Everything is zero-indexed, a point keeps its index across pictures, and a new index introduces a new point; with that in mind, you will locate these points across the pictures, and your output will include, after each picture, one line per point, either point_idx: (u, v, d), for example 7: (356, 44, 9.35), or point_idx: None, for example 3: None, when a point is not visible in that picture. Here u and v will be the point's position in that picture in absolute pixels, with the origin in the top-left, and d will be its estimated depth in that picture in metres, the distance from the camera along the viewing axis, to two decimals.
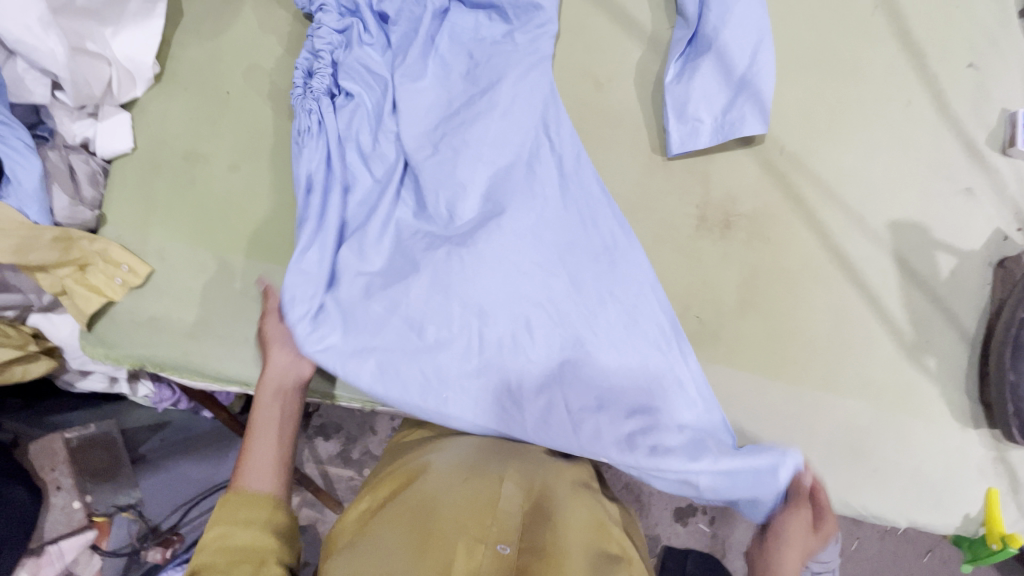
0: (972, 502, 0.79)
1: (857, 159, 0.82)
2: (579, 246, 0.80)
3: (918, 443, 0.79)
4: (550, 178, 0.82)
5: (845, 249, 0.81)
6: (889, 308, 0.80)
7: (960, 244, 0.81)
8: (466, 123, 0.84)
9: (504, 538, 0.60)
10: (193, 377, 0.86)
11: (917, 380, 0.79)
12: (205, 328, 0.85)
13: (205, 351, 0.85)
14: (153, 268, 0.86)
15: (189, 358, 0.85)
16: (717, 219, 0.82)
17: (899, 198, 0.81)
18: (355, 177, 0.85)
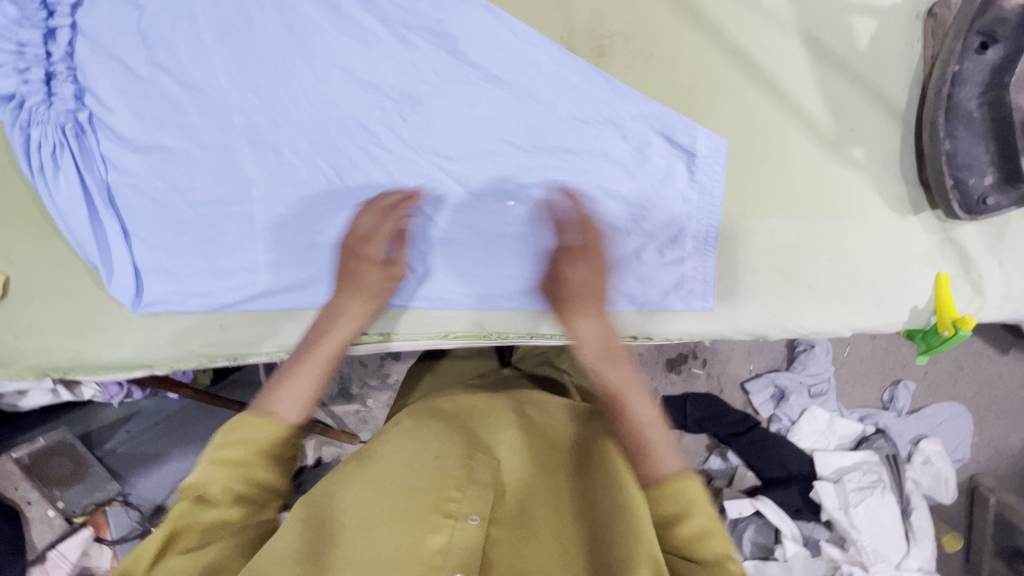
0: (919, 291, 0.66)
1: (817, 11, 0.61)
2: (484, 154, 0.66)
3: (876, 257, 0.65)
4: (426, 72, 0.64)
5: (829, 123, 0.63)
6: (887, 190, 0.64)
7: (870, 22, 0.61)
8: (294, 14, 0.64)
9: (478, 507, 0.51)
10: (101, 375, 0.76)
11: (918, 268, 0.66)
12: (85, 321, 0.74)
13: (98, 345, 0.74)
14: (4, 275, 0.73)
15: (82, 357, 0.75)
16: (587, 48, 0.63)
17: (836, 53, 0.62)
18: (173, 110, 0.68)
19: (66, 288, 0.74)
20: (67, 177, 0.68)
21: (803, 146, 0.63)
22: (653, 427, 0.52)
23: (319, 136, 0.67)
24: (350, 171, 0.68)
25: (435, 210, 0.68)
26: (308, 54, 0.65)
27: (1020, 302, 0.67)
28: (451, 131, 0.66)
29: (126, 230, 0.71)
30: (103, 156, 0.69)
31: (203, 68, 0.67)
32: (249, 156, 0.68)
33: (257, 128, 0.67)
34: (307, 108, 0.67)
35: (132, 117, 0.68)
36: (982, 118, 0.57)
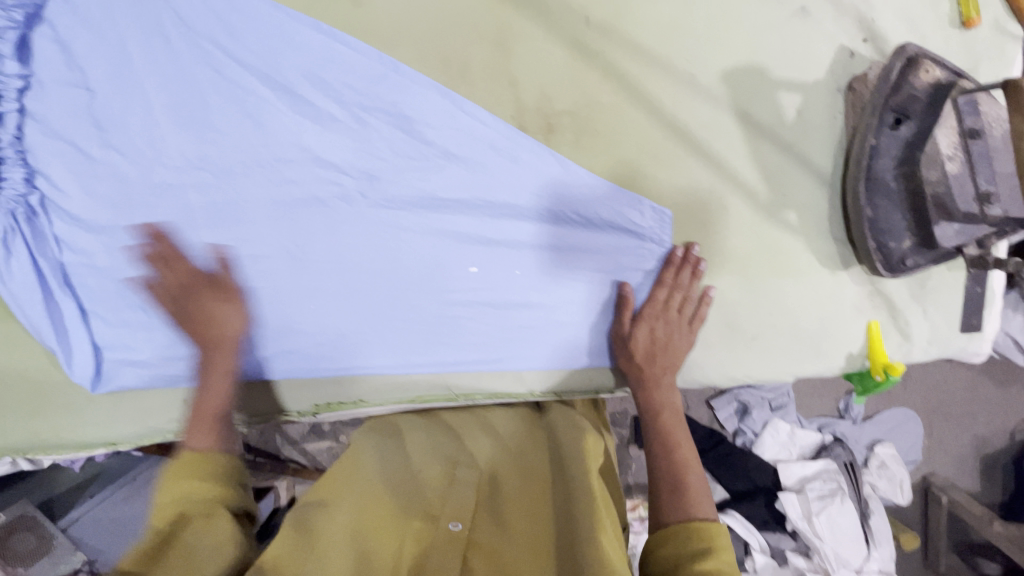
0: (853, 339, 0.72)
1: (752, 88, 0.65)
2: (445, 226, 0.68)
3: (812, 310, 0.71)
4: (384, 151, 0.66)
5: (766, 190, 0.68)
6: (822, 249, 0.69)
7: (795, 97, 0.66)
8: (247, 95, 0.64)
9: (457, 513, 0.52)
10: (60, 454, 0.75)
11: (852, 318, 0.71)
12: (44, 402, 0.73)
13: (57, 424, 0.73)
14: None
15: (40, 437, 0.73)
16: (537, 126, 0.66)
17: (767, 126, 0.66)
18: (127, 190, 0.67)
19: (20, 370, 0.72)
20: (21, 262, 0.67)
21: (741, 211, 0.68)
22: (686, 474, 0.58)
23: (278, 213, 0.68)
24: (310, 247, 0.69)
25: (399, 279, 0.69)
26: (264, 134, 0.66)
27: (945, 345, 0.72)
28: (410, 206, 0.68)
29: (85, 308, 0.70)
30: (56, 239, 0.68)
31: (157, 149, 0.66)
32: (207, 234, 0.68)
33: (215, 207, 0.68)
34: (263, 186, 0.67)
35: (87, 198, 0.68)
36: (900, 189, 0.62)
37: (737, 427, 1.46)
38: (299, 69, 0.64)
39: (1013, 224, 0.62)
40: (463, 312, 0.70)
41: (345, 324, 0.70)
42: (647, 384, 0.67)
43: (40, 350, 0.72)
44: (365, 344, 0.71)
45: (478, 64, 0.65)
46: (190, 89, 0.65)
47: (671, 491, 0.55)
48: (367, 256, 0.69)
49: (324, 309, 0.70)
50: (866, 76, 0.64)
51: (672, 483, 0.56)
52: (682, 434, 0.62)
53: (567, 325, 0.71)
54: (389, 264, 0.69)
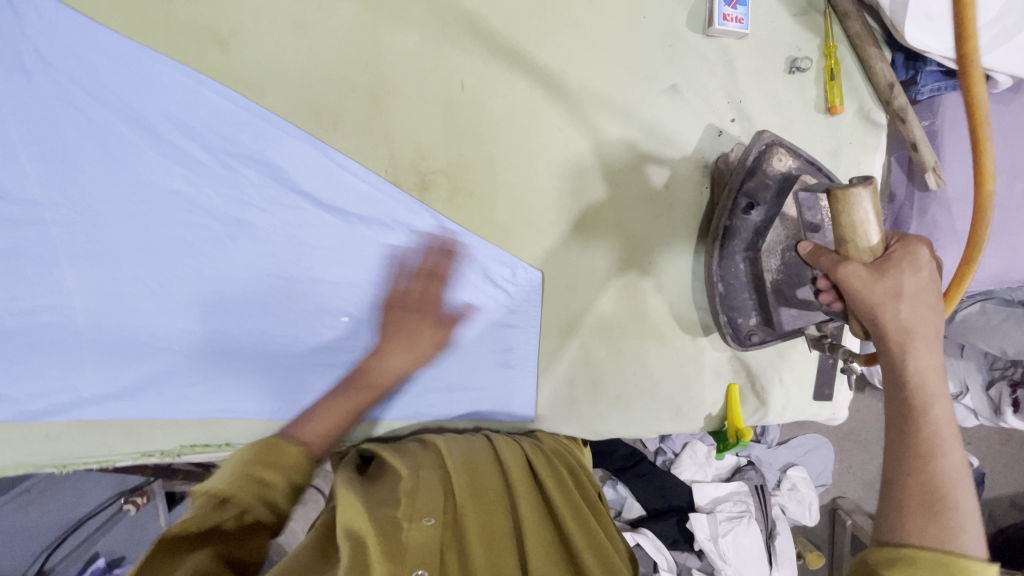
0: (712, 401, 0.75)
1: (620, 159, 0.67)
2: (317, 274, 0.68)
3: (671, 370, 0.73)
4: (253, 197, 0.66)
5: (634, 257, 0.70)
6: (685, 315, 0.72)
7: (664, 171, 0.68)
8: (110, 135, 0.63)
9: (429, 511, 0.48)
10: None
11: (713, 381, 0.74)
12: None
13: None
14: None
15: None
16: (411, 182, 0.67)
17: (637, 197, 0.68)
18: None
19: None
20: None
21: (611, 276, 0.70)
22: (961, 477, 0.43)
23: (145, 254, 0.67)
24: (179, 289, 0.68)
25: (265, 322, 0.69)
26: (127, 176, 0.64)
27: (800, 410, 0.76)
28: (280, 254, 0.67)
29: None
30: None
31: (13, 181, 0.63)
32: (68, 272, 0.67)
33: (77, 245, 0.66)
34: (130, 227, 0.66)
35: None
36: (750, 266, 0.64)
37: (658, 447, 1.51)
38: (166, 114, 0.63)
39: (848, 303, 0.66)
40: (334, 357, 0.71)
41: (215, 367, 0.70)
42: None
43: None
44: (232, 384, 0.71)
45: (350, 118, 0.65)
46: (47, 126, 0.63)
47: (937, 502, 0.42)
48: (236, 300, 0.68)
49: (197, 352, 0.70)
50: (727, 156, 0.66)
51: (924, 483, 0.43)
52: (946, 412, 0.45)
53: (438, 377, 0.72)
54: (259, 310, 0.69)
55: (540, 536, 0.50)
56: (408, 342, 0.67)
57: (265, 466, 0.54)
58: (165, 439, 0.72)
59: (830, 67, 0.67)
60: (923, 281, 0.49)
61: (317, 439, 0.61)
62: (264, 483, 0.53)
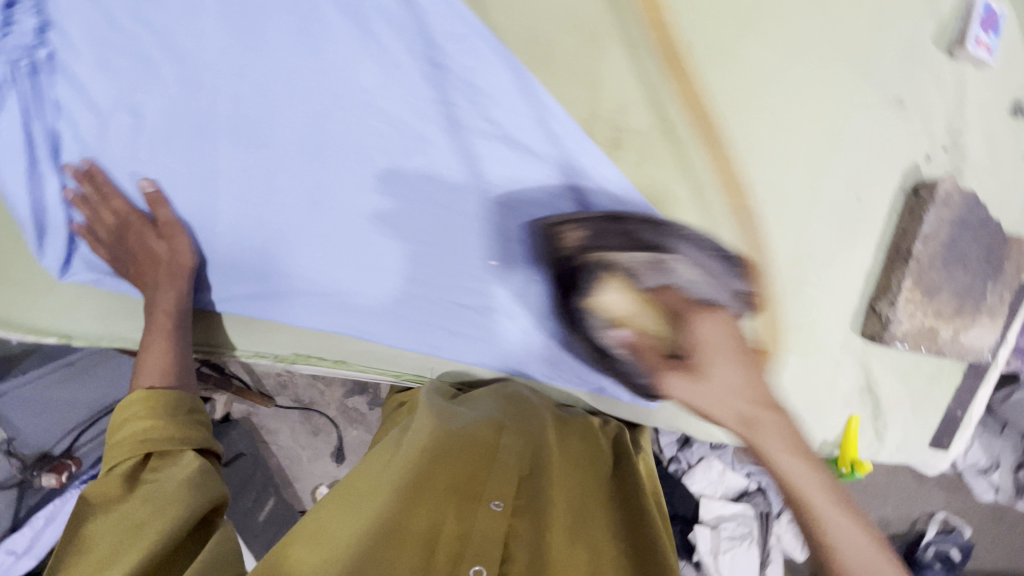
0: (832, 427, 0.73)
1: (822, 163, 0.65)
2: (484, 211, 0.65)
3: (804, 388, 0.71)
4: (443, 115, 0.62)
5: (805, 266, 0.68)
6: (832, 334, 0.70)
7: (858, 187, 0.66)
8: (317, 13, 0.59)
9: (499, 493, 0.60)
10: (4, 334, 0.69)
11: (838, 407, 0.73)
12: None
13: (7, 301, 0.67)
14: None
15: None
16: (607, 136, 0.63)
17: (827, 206, 0.66)
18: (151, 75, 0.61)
19: None
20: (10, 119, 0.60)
21: (777, 280, 0.67)
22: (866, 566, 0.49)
23: (316, 151, 0.63)
24: (337, 191, 0.65)
25: (414, 249, 0.67)
26: (321, 61, 0.60)
27: (912, 453, 0.75)
28: (450, 182, 0.64)
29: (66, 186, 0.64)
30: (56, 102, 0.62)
31: (195, 38, 0.60)
32: (230, 148, 0.63)
33: (247, 122, 0.62)
34: (303, 115, 0.62)
35: (99, 70, 0.61)
36: (897, 300, 0.67)
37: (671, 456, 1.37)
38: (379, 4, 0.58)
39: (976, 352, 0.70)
40: (474, 300, 0.69)
41: (353, 280, 0.68)
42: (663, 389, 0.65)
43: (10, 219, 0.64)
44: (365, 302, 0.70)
45: (567, 54, 0.61)
46: None
47: (793, 501, 0.54)
48: (395, 218, 0.65)
49: (327, 274, 0.68)
50: (937, 184, 0.64)
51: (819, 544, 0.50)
52: (790, 468, 0.56)
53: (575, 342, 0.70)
54: (412, 235, 0.66)
55: (602, 522, 0.66)
56: (156, 258, 0.65)
57: (145, 416, 0.61)
58: (285, 348, 0.78)
59: None
60: (728, 357, 0.61)
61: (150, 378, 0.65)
62: (160, 438, 0.60)
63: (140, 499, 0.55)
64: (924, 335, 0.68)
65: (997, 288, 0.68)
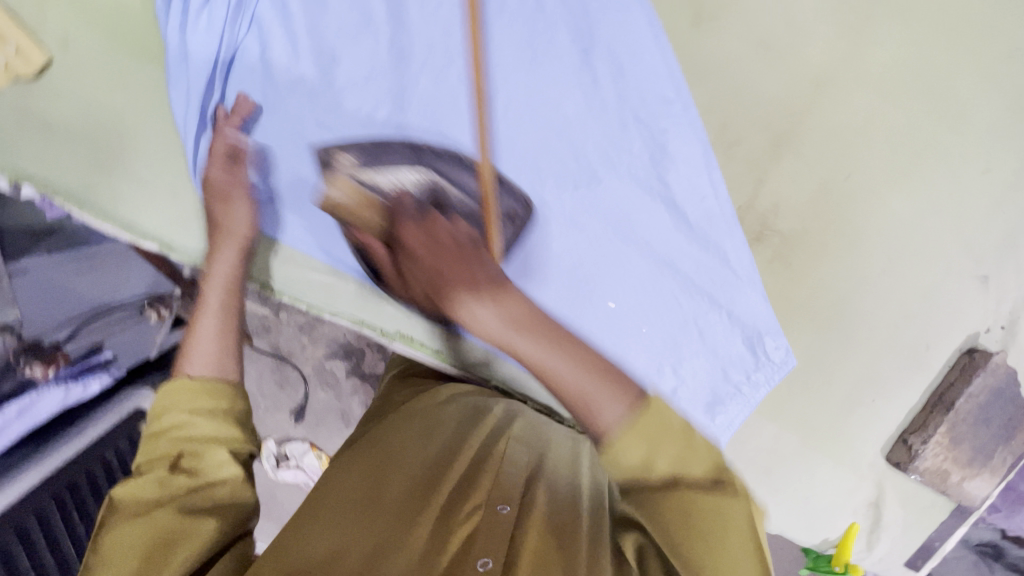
0: (834, 528, 0.83)
1: (907, 307, 0.74)
2: (624, 254, 0.69)
3: (826, 487, 0.80)
4: (621, 162, 0.65)
5: (864, 389, 0.76)
6: (864, 451, 0.80)
7: (928, 336, 0.75)
8: (545, 30, 0.61)
9: (505, 497, 0.57)
10: (102, 224, 0.65)
11: (845, 512, 0.82)
12: (122, 164, 0.63)
13: (123, 194, 0.64)
14: (51, 59, 0.58)
15: (94, 195, 0.63)
16: (752, 227, 0.69)
17: (900, 345, 0.75)
18: (363, 28, 0.60)
19: (119, 118, 0.61)
20: (210, 21, 0.58)
21: (837, 391, 0.76)
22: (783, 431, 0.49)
23: (495, 156, 0.64)
24: (495, 195, 0.66)
25: (545, 269, 0.69)
26: (531, 75, 0.62)
27: (886, 565, 0.86)
28: (601, 225, 0.68)
29: (231, 102, 0.61)
30: (252, 14, 0.59)
31: (424, 13, 0.60)
32: (411, 121, 0.63)
33: (439, 104, 0.62)
34: (494, 118, 0.63)
35: (313, 4, 0.59)
36: (929, 439, 0.77)
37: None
38: (608, 45, 0.61)
39: (972, 499, 0.80)
40: None
41: None
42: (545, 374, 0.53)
43: (162, 114, 0.61)
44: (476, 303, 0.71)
45: (747, 147, 0.66)
46: None
47: (579, 407, 0.50)
48: (540, 236, 0.68)
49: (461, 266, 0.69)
50: (990, 354, 0.74)
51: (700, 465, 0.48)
52: (528, 351, 0.52)
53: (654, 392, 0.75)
54: (548, 257, 0.69)
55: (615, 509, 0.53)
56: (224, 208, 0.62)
57: (193, 408, 0.53)
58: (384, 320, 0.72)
59: None
60: (492, 300, 0.54)
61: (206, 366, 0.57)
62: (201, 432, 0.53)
63: (172, 522, 0.49)
64: (937, 474, 0.78)
65: (1005, 451, 0.78)
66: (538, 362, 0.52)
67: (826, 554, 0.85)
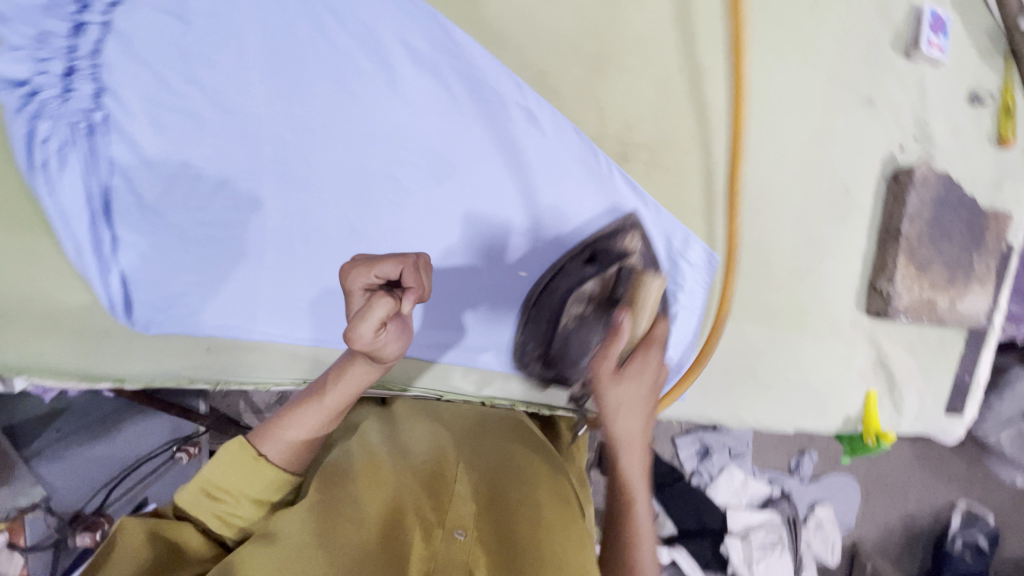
0: (850, 403, 0.77)
1: (805, 157, 0.72)
2: (507, 219, 0.71)
3: (819, 363, 0.76)
4: (465, 143, 0.68)
5: (803, 254, 0.74)
6: (839, 313, 0.76)
7: (844, 177, 0.73)
8: (347, 63, 0.66)
9: (461, 522, 0.53)
10: (60, 382, 0.70)
11: (852, 380, 0.77)
12: (55, 325, 0.69)
13: (66, 350, 0.69)
14: None
15: (43, 363, 0.69)
16: (613, 149, 0.70)
17: (817, 196, 0.73)
18: (198, 128, 0.67)
19: (33, 291, 0.68)
20: (72, 177, 0.65)
21: (779, 266, 0.74)
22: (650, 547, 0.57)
23: (357, 185, 0.69)
24: (370, 219, 0.70)
25: (443, 264, 0.71)
26: (353, 106, 0.67)
27: (929, 422, 0.79)
28: (470, 210, 0.70)
29: (120, 237, 0.68)
30: (105, 155, 0.66)
31: (241, 93, 0.66)
32: (271, 187, 0.69)
33: (287, 161, 0.68)
34: (340, 154, 0.68)
35: (152, 128, 0.67)
36: (896, 275, 0.72)
37: (694, 468, 1.41)
38: (405, 52, 0.66)
39: (975, 315, 0.75)
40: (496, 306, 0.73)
41: None
42: (615, 447, 0.60)
43: (66, 270, 0.69)
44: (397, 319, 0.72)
45: (570, 83, 0.68)
46: (290, 46, 0.66)
47: (624, 444, 0.59)
48: (424, 238, 0.70)
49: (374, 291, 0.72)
50: (913, 168, 0.71)
51: (627, 543, 0.56)
52: (630, 465, 0.59)
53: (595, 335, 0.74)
54: (441, 254, 0.71)
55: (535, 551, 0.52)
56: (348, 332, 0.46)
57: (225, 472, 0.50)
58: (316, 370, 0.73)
59: (1004, 105, 0.74)
60: (642, 414, 0.60)
61: (285, 449, 0.51)
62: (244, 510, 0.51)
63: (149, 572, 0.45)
64: (923, 306, 0.73)
65: (982, 257, 0.73)
66: (621, 470, 0.59)
67: (857, 433, 0.79)
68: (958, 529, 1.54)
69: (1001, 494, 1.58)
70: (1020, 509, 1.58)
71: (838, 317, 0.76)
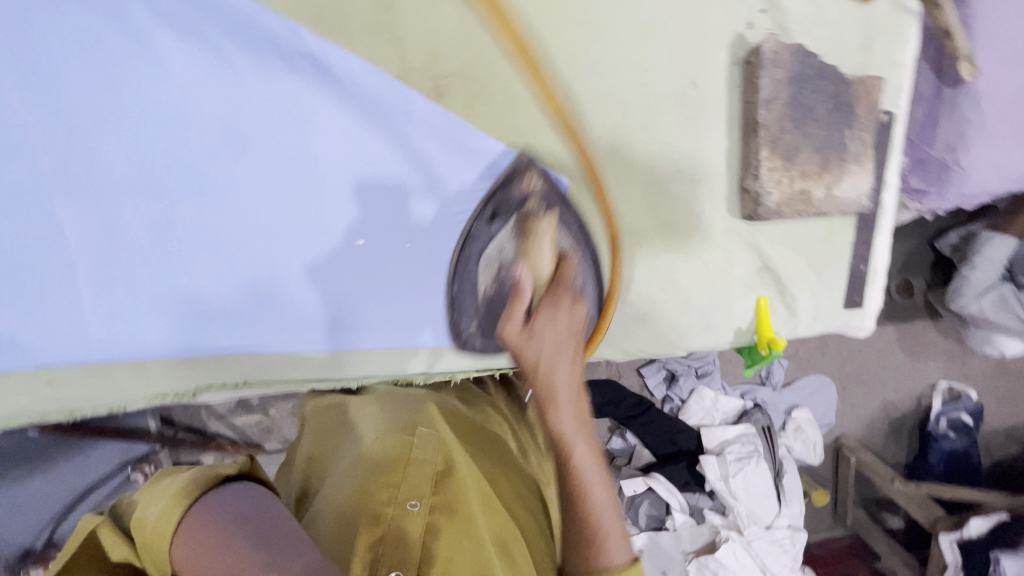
0: (741, 314, 0.73)
1: (637, 57, 0.64)
2: (323, 184, 0.66)
3: (699, 280, 0.71)
4: (258, 110, 0.63)
5: (658, 166, 0.67)
6: (712, 221, 0.70)
7: (688, 72, 0.65)
8: (98, 41, 0.58)
9: (415, 494, 0.60)
10: None
11: (740, 291, 0.72)
12: None
13: None
14: None
15: None
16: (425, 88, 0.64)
17: (662, 100, 0.66)
18: None
19: None
20: None
21: (635, 184, 0.68)
22: (611, 513, 0.52)
23: (153, 177, 0.62)
24: (180, 212, 0.64)
25: (271, 246, 0.67)
26: (120, 90, 0.60)
27: (829, 319, 0.74)
28: (287, 183, 0.65)
29: None
30: None
31: None
32: (58, 198, 0.61)
33: (67, 166, 0.60)
34: (121, 146, 0.61)
35: None
36: (762, 170, 0.65)
37: (665, 393, 1.37)
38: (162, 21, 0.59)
39: (861, 195, 0.68)
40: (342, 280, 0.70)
41: (218, 293, 0.67)
42: (518, 347, 0.57)
43: None
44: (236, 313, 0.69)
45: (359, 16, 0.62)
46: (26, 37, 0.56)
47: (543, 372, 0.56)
48: (246, 220, 0.66)
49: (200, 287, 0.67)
50: (760, 46, 0.63)
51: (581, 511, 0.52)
52: (565, 381, 0.56)
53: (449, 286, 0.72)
54: (266, 235, 0.66)
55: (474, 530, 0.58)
56: None
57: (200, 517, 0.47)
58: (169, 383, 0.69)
59: None
60: (564, 325, 0.58)
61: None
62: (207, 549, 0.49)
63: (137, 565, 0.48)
64: (798, 199, 0.66)
65: (855, 132, 0.66)
66: (552, 386, 0.55)
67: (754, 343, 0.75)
68: (942, 407, 1.49)
69: (980, 363, 1.53)
70: (999, 374, 1.54)
71: (713, 226, 0.70)
